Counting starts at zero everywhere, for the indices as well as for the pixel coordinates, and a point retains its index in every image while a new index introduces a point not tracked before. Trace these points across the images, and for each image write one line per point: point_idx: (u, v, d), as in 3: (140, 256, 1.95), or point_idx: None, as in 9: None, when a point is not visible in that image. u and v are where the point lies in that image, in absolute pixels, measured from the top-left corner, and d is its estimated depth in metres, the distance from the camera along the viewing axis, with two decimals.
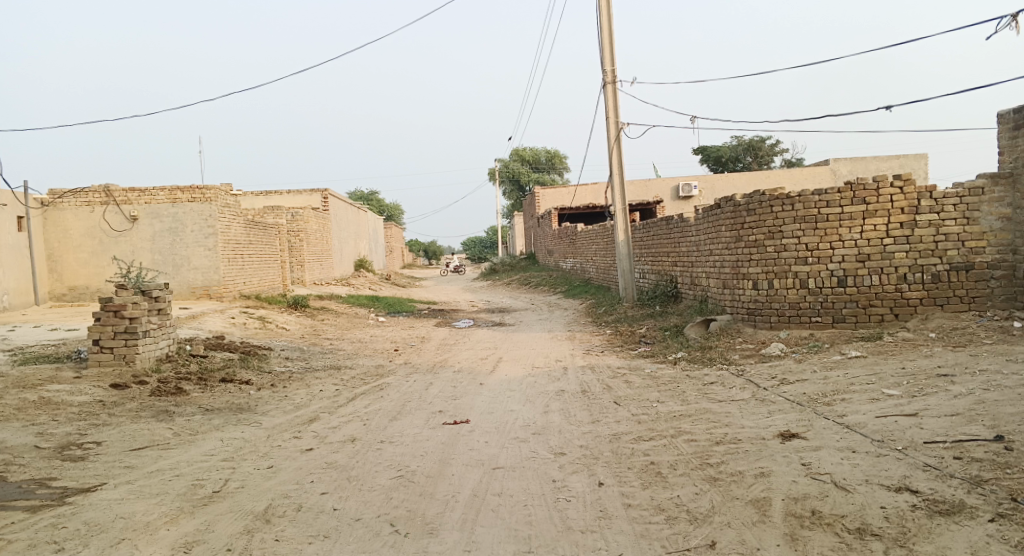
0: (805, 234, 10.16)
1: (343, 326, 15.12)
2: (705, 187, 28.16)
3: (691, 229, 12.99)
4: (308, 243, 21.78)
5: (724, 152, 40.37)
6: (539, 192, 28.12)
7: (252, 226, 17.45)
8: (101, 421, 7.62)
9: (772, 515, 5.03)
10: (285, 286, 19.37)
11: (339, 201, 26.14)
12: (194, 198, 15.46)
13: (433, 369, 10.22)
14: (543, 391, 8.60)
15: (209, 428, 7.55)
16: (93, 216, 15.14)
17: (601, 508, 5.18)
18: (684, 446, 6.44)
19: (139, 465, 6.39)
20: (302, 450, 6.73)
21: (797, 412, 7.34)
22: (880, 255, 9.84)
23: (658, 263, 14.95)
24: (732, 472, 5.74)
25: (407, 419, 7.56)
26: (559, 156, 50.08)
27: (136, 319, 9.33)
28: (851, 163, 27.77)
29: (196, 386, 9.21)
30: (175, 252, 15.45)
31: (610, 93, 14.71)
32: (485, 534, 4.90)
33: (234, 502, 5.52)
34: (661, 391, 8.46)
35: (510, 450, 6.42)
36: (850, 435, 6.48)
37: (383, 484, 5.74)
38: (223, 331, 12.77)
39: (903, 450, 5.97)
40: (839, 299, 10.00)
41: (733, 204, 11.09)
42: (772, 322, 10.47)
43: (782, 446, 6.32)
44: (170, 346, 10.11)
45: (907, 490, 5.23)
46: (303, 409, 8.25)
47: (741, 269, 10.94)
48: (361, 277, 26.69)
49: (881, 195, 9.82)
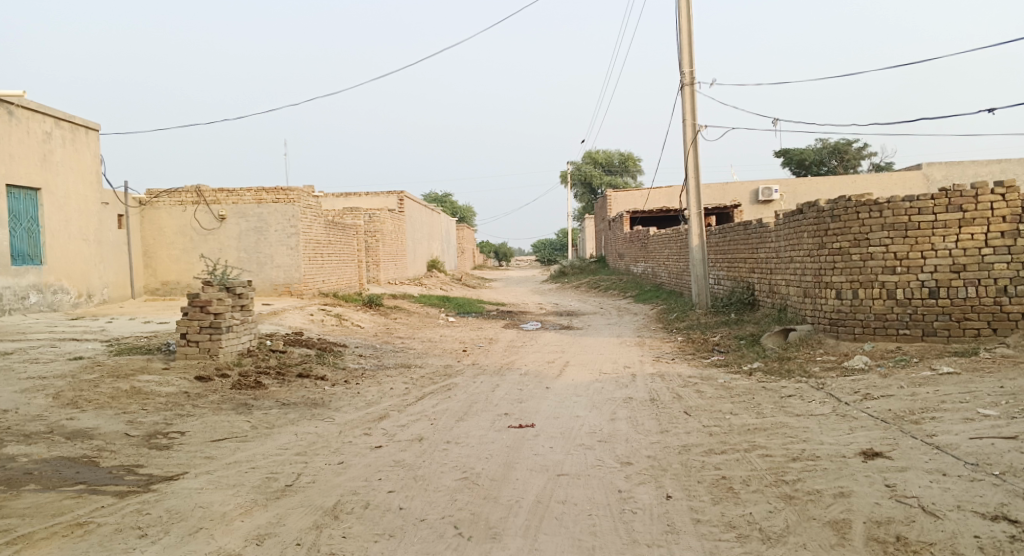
0: (894, 242, 9.72)
1: (415, 326, 15.25)
2: (788, 192, 27.40)
3: (771, 235, 12.61)
4: (384, 243, 22.12)
5: (808, 156, 39.21)
6: (611, 196, 27.81)
7: (331, 226, 17.79)
8: (186, 411, 7.82)
9: (853, 538, 4.77)
10: (361, 285, 19.68)
11: (415, 202, 26.46)
12: (278, 199, 15.83)
13: (501, 371, 10.17)
14: (611, 397, 8.46)
15: (285, 422, 7.67)
16: (185, 215, 15.63)
17: (670, 522, 5.01)
18: (759, 461, 6.21)
19: (217, 456, 6.51)
20: (371, 447, 6.75)
21: (880, 430, 6.99)
22: (976, 265, 9.33)
23: (734, 270, 14.58)
24: (809, 491, 5.49)
25: (474, 421, 7.52)
26: (632, 158, 49.52)
27: (220, 314, 9.55)
28: (946, 168, 26.57)
29: (275, 381, 9.37)
30: (259, 251, 15.78)
31: (689, 94, 14.41)
32: (549, 542, 4.79)
33: (305, 497, 5.55)
34: (735, 402, 8.20)
35: (576, 457, 6.30)
36: (940, 456, 6.13)
37: (448, 486, 5.69)
38: (301, 327, 13.01)
39: (999, 476, 5.60)
40: (929, 311, 9.53)
41: (817, 210, 10.69)
42: (856, 333, 10.07)
43: (864, 466, 6.02)
44: (252, 341, 10.32)
45: (1004, 519, 4.89)
46: (373, 407, 8.30)
47: (824, 278, 10.56)
48: (435, 278, 26.93)
49: (979, 202, 9.31)
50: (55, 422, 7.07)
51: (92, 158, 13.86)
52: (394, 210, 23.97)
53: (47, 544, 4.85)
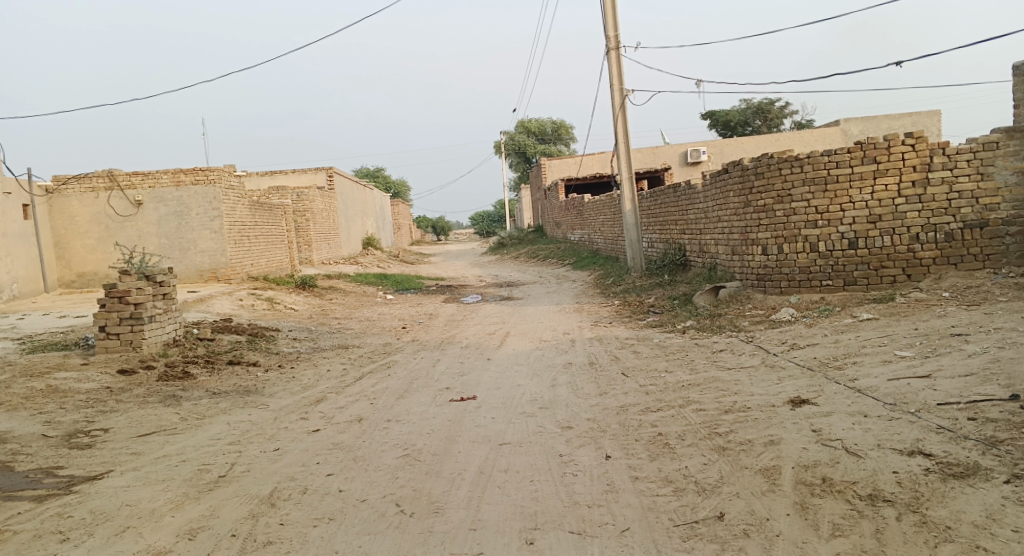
0: (814, 197, 10.00)
1: (350, 305, 15.12)
2: (715, 152, 27.86)
3: (699, 196, 12.83)
4: (314, 223, 21.75)
5: (733, 116, 39.88)
6: (545, 164, 27.90)
7: (258, 208, 17.42)
8: (109, 408, 7.62)
9: (782, 484, 4.95)
10: (293, 267, 19.36)
11: (344, 179, 26.05)
12: (197, 180, 15.41)
13: (440, 346, 10.18)
14: (551, 364, 8.56)
15: (217, 412, 7.54)
16: (98, 201, 15.11)
17: (608, 482, 5.12)
18: (693, 415, 6.38)
19: (145, 451, 6.38)
20: (309, 431, 6.70)
21: (807, 378, 7.25)
22: (891, 215, 9.68)
23: (666, 232, 14.81)
24: (741, 441, 5.67)
25: (413, 397, 7.53)
26: (565, 126, 49.69)
27: (140, 304, 9.34)
28: (862, 123, 27.34)
29: (204, 369, 9.22)
30: (181, 236, 15.42)
31: (613, 59, 14.49)
32: (491, 512, 4.85)
33: (240, 487, 5.50)
34: (669, 361, 8.39)
35: (517, 425, 6.36)
36: (861, 399, 6.39)
37: (389, 464, 5.70)
38: (231, 314, 12.77)
39: (915, 413, 5.87)
40: (850, 262, 9.87)
41: (741, 168, 10.91)
42: (782, 287, 10.36)
43: (793, 413, 6.24)
44: (177, 330, 10.10)
45: (921, 453, 5.14)
46: (310, 390, 8.23)
47: (750, 235, 10.81)
48: (370, 256, 26.63)
49: (892, 153, 9.63)
50: None
51: None
52: (323, 188, 23.56)
53: None
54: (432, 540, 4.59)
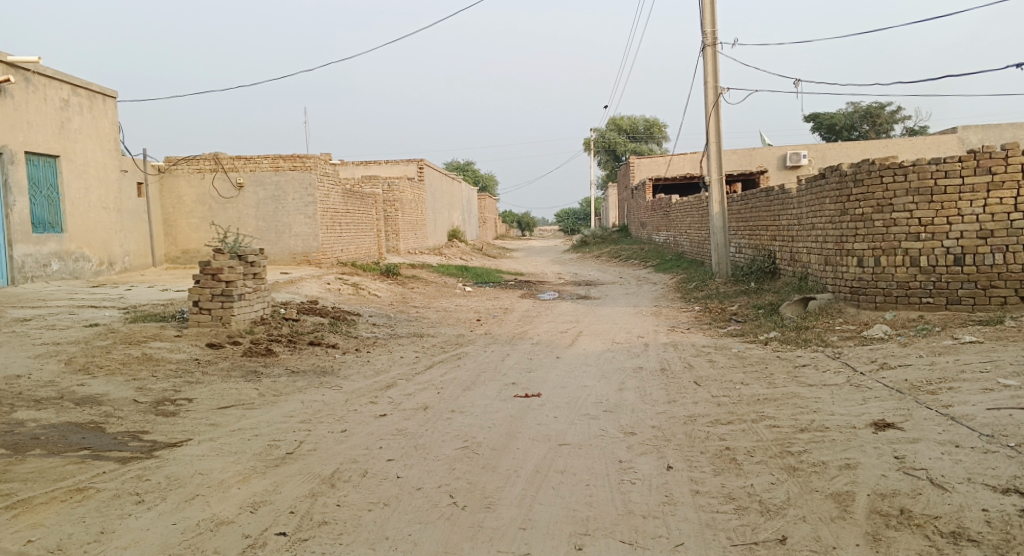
0: (919, 208, 9.46)
1: (431, 294, 15.26)
2: (816, 156, 26.89)
3: (793, 202, 12.37)
4: (403, 212, 22.07)
5: (838, 120, 38.38)
6: (635, 163, 27.49)
7: (350, 195, 17.79)
8: (195, 378, 7.88)
9: (855, 511, 4.66)
10: (380, 254, 19.66)
11: (435, 171, 26.35)
12: (295, 167, 15.79)
13: (513, 341, 10.12)
14: (621, 367, 8.36)
15: (292, 390, 7.69)
16: (204, 182, 15.68)
17: (667, 493, 4.94)
18: (765, 431, 6.10)
19: (222, 423, 6.53)
20: (376, 416, 6.74)
21: (895, 400, 6.85)
22: (1004, 231, 9.07)
23: (755, 238, 14.34)
24: (814, 463, 5.38)
25: (480, 390, 7.48)
26: (658, 124, 48.93)
27: (232, 282, 9.61)
28: (982, 131, 25.86)
29: (286, 348, 9.44)
30: (277, 219, 15.85)
31: (710, 56, 14.10)
32: (543, 512, 4.74)
33: (304, 465, 5.55)
34: (747, 372, 8.06)
35: (580, 426, 6.23)
36: (954, 428, 5.98)
37: (448, 454, 5.66)
38: (317, 296, 13.03)
39: (1013, 448, 5.45)
40: (954, 279, 9.31)
41: (840, 174, 10.43)
42: (877, 301, 9.86)
43: (874, 437, 5.89)
44: (265, 309, 10.37)
45: (1016, 492, 4.76)
46: (382, 375, 8.31)
47: (845, 245, 10.34)
48: (456, 248, 26.84)
49: (1009, 165, 9.01)
50: (66, 388, 7.14)
51: (110, 124, 13.93)
52: (415, 179, 23.87)
53: (45, 509, 4.84)
54: (482, 536, 4.51)
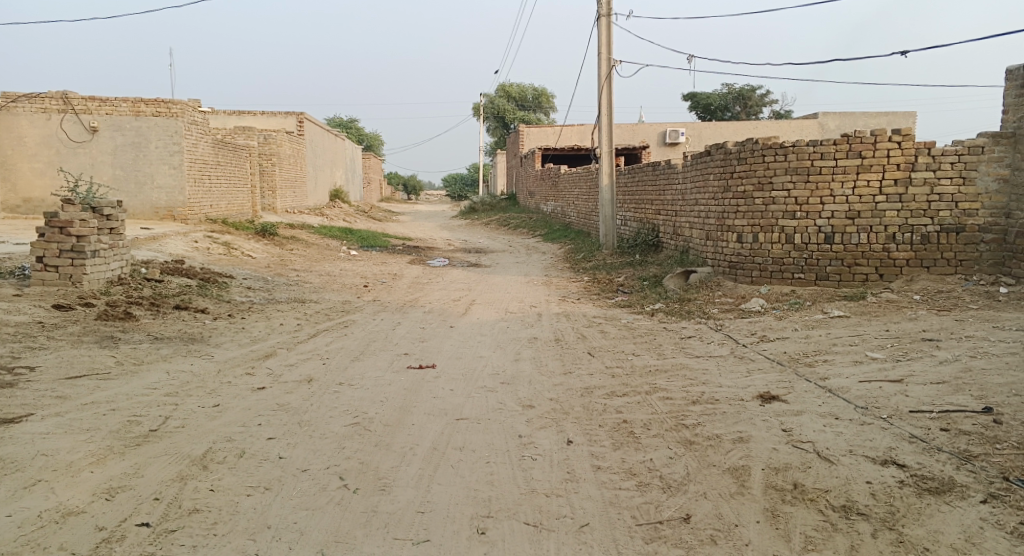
0: (795, 187, 9.72)
1: (312, 258, 14.61)
2: (693, 134, 27.58)
3: (677, 177, 12.52)
4: (281, 168, 21.06)
5: (713, 100, 39.53)
6: (522, 131, 27.17)
7: (222, 147, 16.73)
8: (39, 344, 7.13)
9: (752, 487, 4.67)
10: (254, 212, 18.70)
11: (315, 126, 25.26)
12: (158, 112, 14.70)
13: (401, 308, 9.76)
14: (515, 337, 8.21)
15: (156, 358, 7.10)
16: (50, 124, 14.29)
17: (568, 470, 4.81)
18: (660, 404, 6.07)
19: (72, 396, 5.91)
20: (254, 388, 6.29)
21: (777, 373, 7.00)
22: (870, 212, 9.43)
23: (639, 210, 14.49)
24: (709, 436, 5.37)
25: (369, 360, 7.14)
26: (546, 95, 49.11)
27: (83, 237, 8.78)
28: (839, 118, 27.36)
29: (148, 311, 8.73)
30: (137, 169, 14.75)
31: (603, 26, 14.01)
32: (441, 494, 4.49)
33: (171, 444, 5.07)
34: (636, 343, 8.09)
35: (476, 400, 6.02)
36: (832, 400, 6.15)
37: (337, 432, 5.31)
38: (184, 256, 12.18)
39: (887, 420, 5.64)
40: (824, 257, 9.64)
41: (724, 151, 10.58)
42: (753, 276, 10.14)
43: (762, 409, 5.97)
44: (123, 268, 9.57)
45: (895, 464, 4.89)
46: (259, 343, 7.81)
47: (726, 221, 10.54)
48: (337, 209, 25.98)
49: (877, 149, 9.33)
50: None
51: None
52: (293, 133, 22.79)
53: None
54: (375, 522, 4.22)
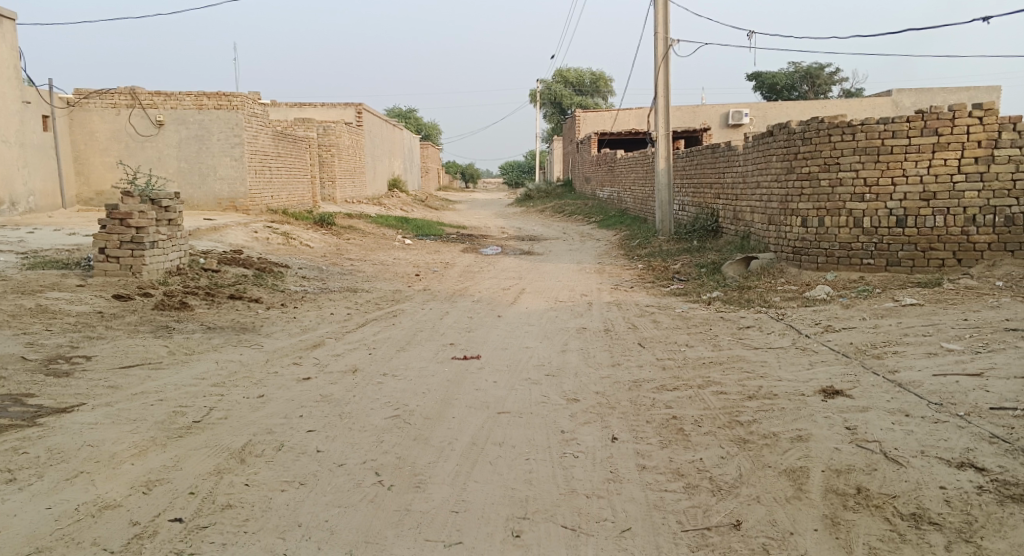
0: (864, 167, 9.23)
1: (368, 247, 14.63)
2: (757, 115, 26.78)
3: (738, 159, 12.08)
4: (340, 159, 21.20)
5: (779, 80, 38.42)
6: (580, 116, 26.78)
7: (281, 138, 16.86)
8: (96, 334, 7.22)
9: (810, 491, 4.37)
10: (313, 202, 18.85)
11: (375, 116, 25.37)
12: (220, 105, 14.87)
13: (452, 298, 9.63)
14: (564, 327, 7.98)
15: (207, 348, 7.11)
16: (119, 118, 14.60)
17: (612, 469, 4.59)
18: (713, 399, 5.79)
19: (122, 386, 5.93)
20: (299, 379, 6.23)
21: (841, 365, 6.63)
22: (947, 193, 8.89)
23: (700, 195, 14.07)
24: (765, 434, 5.08)
25: (415, 351, 7.02)
26: (605, 78, 48.48)
27: (142, 228, 8.88)
28: (915, 95, 26.18)
29: (203, 301, 8.79)
30: (201, 161, 14.96)
31: (661, 5, 13.60)
32: (477, 492, 4.33)
33: (211, 436, 5.01)
34: (691, 334, 7.78)
35: (520, 393, 5.83)
36: (902, 395, 5.76)
37: (376, 425, 5.19)
38: (243, 246, 12.30)
39: (963, 418, 5.24)
40: (895, 241, 9.14)
41: (787, 131, 10.12)
42: (819, 262, 9.69)
43: (823, 406, 5.63)
44: (181, 259, 9.66)
45: (971, 467, 4.52)
46: (309, 333, 7.77)
47: (790, 204, 10.09)
48: (396, 198, 26.10)
49: (955, 126, 8.79)
50: None
51: (10, 51, 12.81)
52: (352, 124, 22.92)
53: None
54: (408, 522, 4.08)
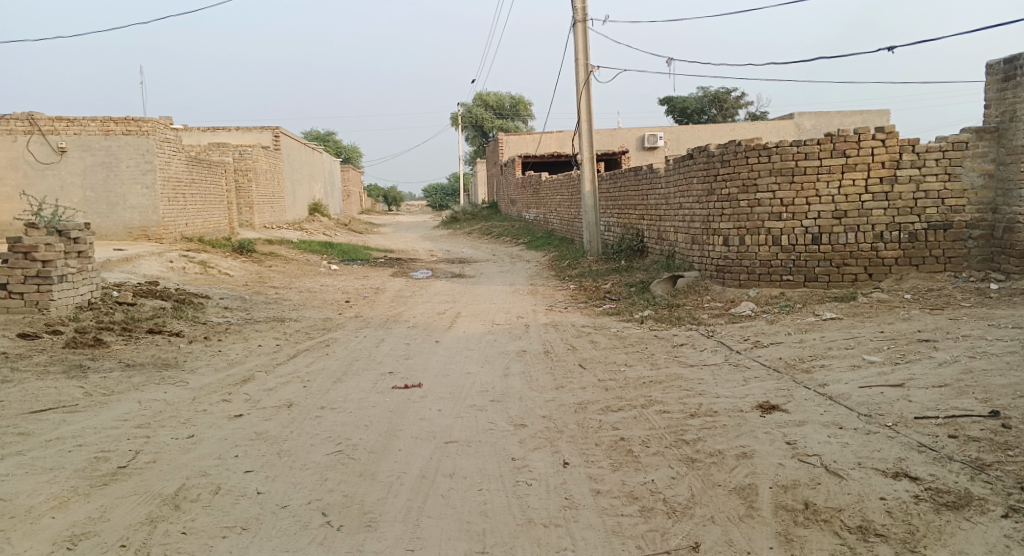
0: (781, 188, 9.50)
1: (291, 274, 14.27)
2: (671, 138, 27.46)
3: (660, 181, 12.29)
4: (258, 184, 20.69)
5: (690, 104, 39.59)
6: (501, 139, 26.92)
7: (196, 164, 16.34)
8: (2, 377, 6.76)
9: (761, 508, 4.42)
10: (231, 229, 18.33)
11: (292, 140, 24.91)
12: (128, 131, 14.33)
13: (385, 324, 9.45)
14: (502, 351, 7.92)
15: (127, 387, 6.75)
16: (16, 145, 13.86)
17: (566, 496, 4.54)
18: (657, 418, 5.80)
19: (37, 432, 5.56)
20: (231, 416, 5.97)
21: (774, 380, 6.76)
22: (856, 211, 9.23)
23: (623, 216, 14.26)
24: (711, 453, 5.11)
25: (352, 381, 6.83)
26: (525, 103, 49.00)
27: (49, 262, 8.41)
28: (816, 117, 27.31)
29: (119, 337, 8.36)
30: (109, 189, 14.36)
31: (580, 31, 13.80)
32: (431, 528, 4.21)
33: (141, 482, 4.74)
34: (629, 353, 7.82)
35: (465, 420, 5.73)
36: (834, 408, 5.90)
37: (319, 462, 5.00)
38: (158, 277, 11.82)
39: (892, 428, 5.39)
40: (812, 258, 9.42)
41: (707, 154, 10.35)
42: (741, 279, 9.91)
43: (763, 421, 5.71)
44: (93, 293, 9.19)
45: (906, 477, 4.64)
46: (236, 367, 7.48)
47: (711, 224, 10.31)
48: (317, 223, 25.64)
49: (861, 148, 9.15)
50: None
51: None
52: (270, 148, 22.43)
53: None
54: None
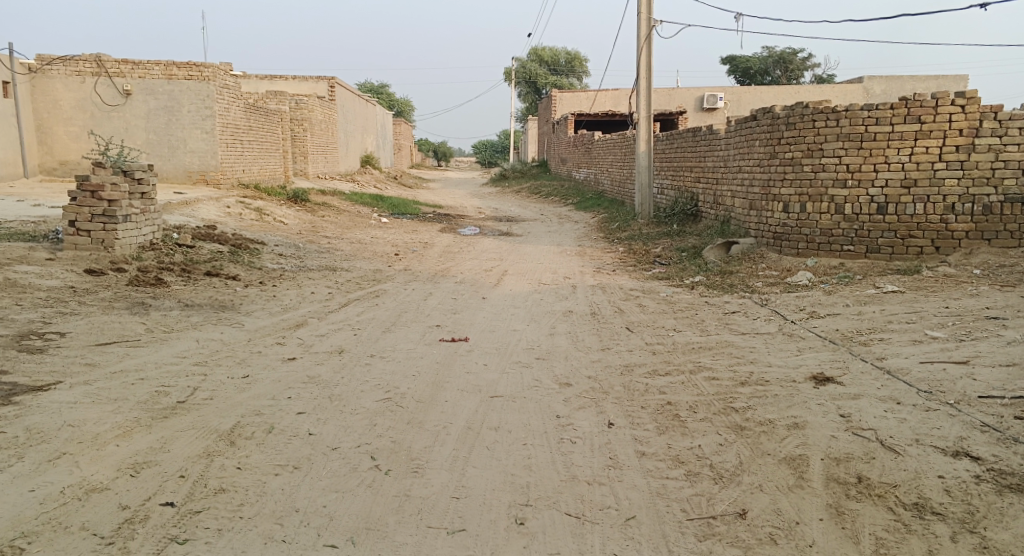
0: (848, 154, 9.23)
1: (343, 225, 14.41)
2: (732, 99, 26.82)
3: (720, 143, 12.04)
4: (313, 133, 20.84)
5: (753, 64, 38.55)
6: (556, 97, 26.60)
7: (254, 111, 16.49)
8: (69, 309, 6.97)
9: (812, 479, 4.36)
10: (286, 177, 18.54)
11: (347, 91, 24.95)
12: (190, 76, 14.48)
13: (434, 279, 9.50)
14: (550, 310, 7.90)
15: (186, 326, 6.91)
16: (83, 86, 14.14)
17: (612, 455, 4.53)
18: (706, 385, 5.74)
19: (100, 364, 5.73)
20: (284, 360, 6.07)
21: (829, 352, 6.63)
22: (927, 181, 8.93)
23: (679, 178, 14.03)
24: (761, 421, 5.04)
25: (401, 332, 6.90)
26: (580, 60, 48.33)
27: (114, 201, 8.59)
28: (886, 82, 26.30)
29: (179, 278, 8.55)
30: (171, 133, 14.59)
31: None
32: (478, 478, 4.25)
33: (198, 418, 4.85)
34: (678, 318, 7.75)
35: (512, 376, 5.74)
36: (891, 383, 5.77)
37: (368, 408, 5.07)
38: (216, 221, 12.03)
39: (954, 406, 5.25)
40: (876, 228, 9.18)
41: (771, 116, 10.09)
42: (800, 248, 9.73)
43: (815, 393, 5.61)
44: (154, 233, 9.40)
45: (967, 456, 4.53)
46: (290, 312, 7.60)
47: (772, 189, 10.09)
48: (368, 175, 25.81)
49: (938, 114, 8.79)
50: None
51: None
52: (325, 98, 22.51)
53: None
54: (409, 508, 3.99)
